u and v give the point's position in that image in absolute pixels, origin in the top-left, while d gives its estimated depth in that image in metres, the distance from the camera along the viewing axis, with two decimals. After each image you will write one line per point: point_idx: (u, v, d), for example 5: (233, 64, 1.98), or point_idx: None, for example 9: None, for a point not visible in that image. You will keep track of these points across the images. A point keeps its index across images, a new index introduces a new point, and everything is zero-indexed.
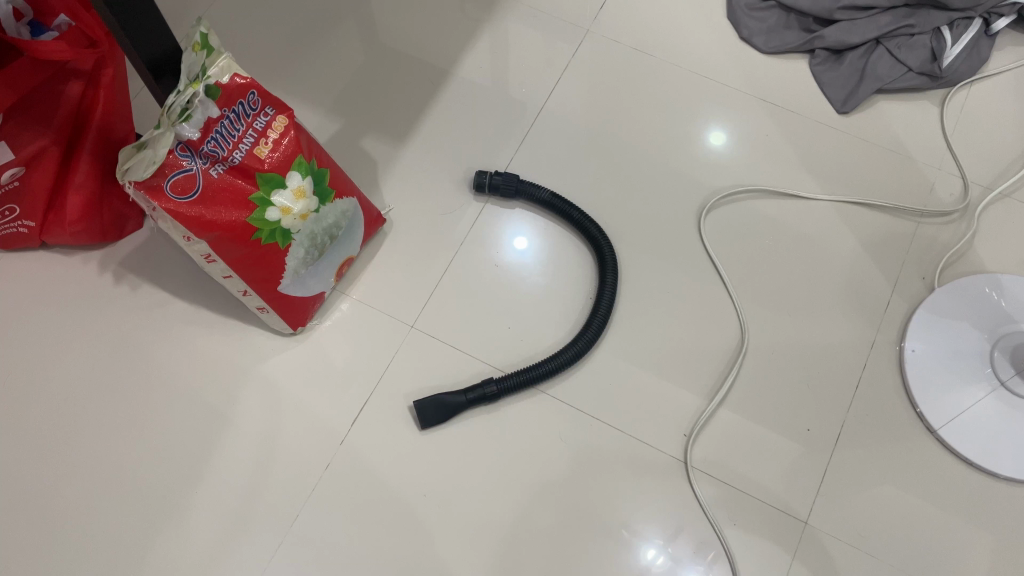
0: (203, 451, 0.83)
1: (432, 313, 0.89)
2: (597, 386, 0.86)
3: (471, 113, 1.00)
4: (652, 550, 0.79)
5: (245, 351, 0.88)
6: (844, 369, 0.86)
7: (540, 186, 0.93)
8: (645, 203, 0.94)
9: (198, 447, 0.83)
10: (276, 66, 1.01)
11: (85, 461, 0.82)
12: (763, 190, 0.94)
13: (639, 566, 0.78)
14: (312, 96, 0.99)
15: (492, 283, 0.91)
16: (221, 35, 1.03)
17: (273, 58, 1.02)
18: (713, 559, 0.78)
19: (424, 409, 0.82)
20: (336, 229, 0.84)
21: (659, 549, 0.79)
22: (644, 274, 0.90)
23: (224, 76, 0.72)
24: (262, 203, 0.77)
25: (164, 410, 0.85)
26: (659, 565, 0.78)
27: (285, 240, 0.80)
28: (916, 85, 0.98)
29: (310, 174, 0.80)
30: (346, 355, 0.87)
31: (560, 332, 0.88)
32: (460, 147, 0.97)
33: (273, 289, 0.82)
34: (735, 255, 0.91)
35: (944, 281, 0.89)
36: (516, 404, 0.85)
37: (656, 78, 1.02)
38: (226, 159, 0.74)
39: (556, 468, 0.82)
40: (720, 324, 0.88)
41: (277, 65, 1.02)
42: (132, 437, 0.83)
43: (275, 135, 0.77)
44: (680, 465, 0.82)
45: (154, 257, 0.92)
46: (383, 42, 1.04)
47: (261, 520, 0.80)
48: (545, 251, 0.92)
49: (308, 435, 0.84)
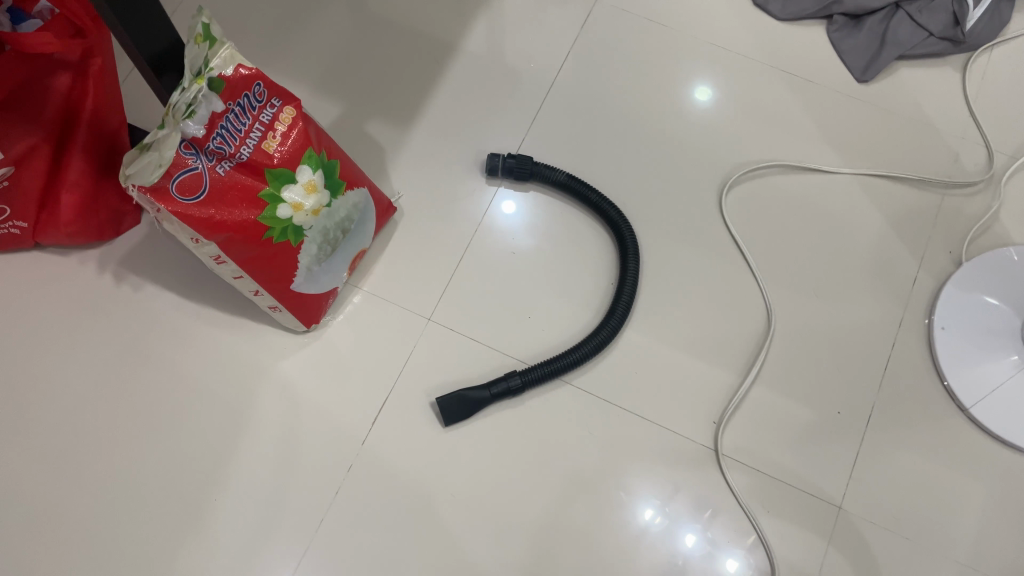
0: (219, 457, 0.80)
1: (449, 305, 0.86)
2: (623, 376, 0.83)
3: (479, 91, 0.95)
4: (650, 510, 0.79)
5: (257, 351, 0.84)
6: (873, 349, 0.85)
7: (554, 168, 0.89)
8: (663, 182, 0.91)
9: (214, 453, 0.80)
10: (271, 47, 0.97)
11: (96, 472, 0.79)
12: (784, 166, 0.91)
13: (638, 525, 0.78)
14: (311, 78, 0.95)
15: (509, 270, 0.88)
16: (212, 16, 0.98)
17: (267, 38, 0.97)
18: (710, 515, 0.78)
19: (447, 405, 0.80)
20: (348, 223, 0.80)
21: (656, 508, 0.79)
22: (666, 257, 0.88)
23: (228, 67, 0.68)
24: (272, 200, 0.73)
25: (175, 416, 0.81)
26: (657, 524, 0.78)
27: (297, 237, 0.76)
28: (937, 51, 0.95)
29: (320, 167, 0.76)
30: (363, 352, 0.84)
31: (583, 320, 0.85)
32: (469, 127, 0.93)
33: (286, 288, 0.78)
34: (757, 235, 0.89)
35: (971, 255, 0.87)
36: (540, 397, 0.83)
37: (670, 50, 0.98)
38: (233, 155, 0.70)
39: (585, 462, 0.80)
40: (744, 307, 0.86)
41: (273, 46, 0.97)
42: (144, 446, 0.80)
43: (283, 127, 0.73)
44: (711, 454, 0.81)
45: (155, 255, 0.88)
46: (383, 18, 0.99)
47: (283, 525, 0.78)
48: (563, 236, 0.89)
49: (327, 437, 0.81)
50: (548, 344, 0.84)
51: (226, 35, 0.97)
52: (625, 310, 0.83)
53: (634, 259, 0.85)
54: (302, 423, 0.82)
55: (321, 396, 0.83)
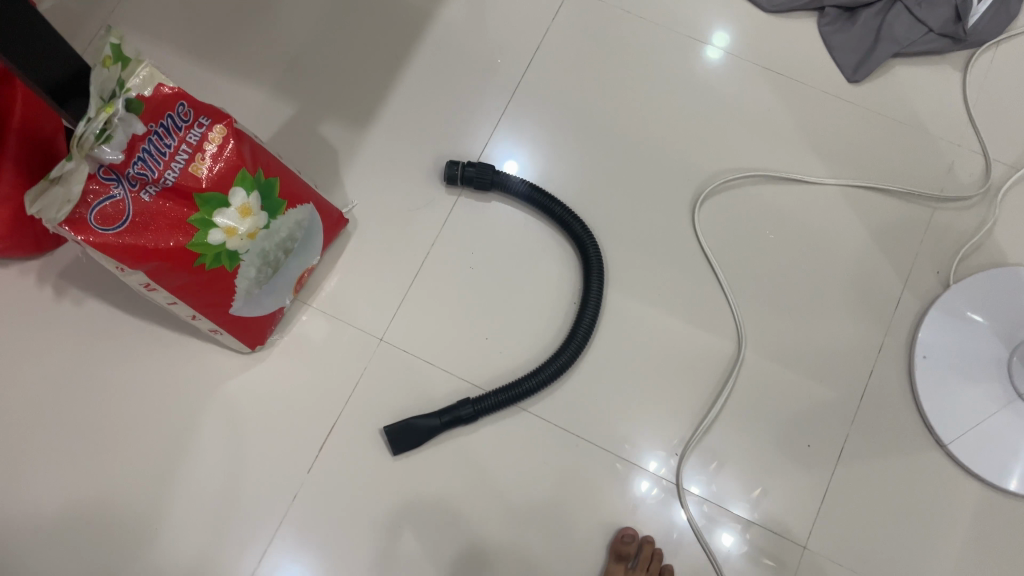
0: (159, 483, 0.77)
1: (401, 324, 0.82)
2: (583, 403, 0.79)
3: (442, 89, 0.89)
4: (646, 482, 0.77)
5: (202, 371, 0.81)
6: (848, 377, 0.80)
7: (517, 177, 0.84)
8: (634, 191, 0.85)
9: (153, 480, 0.77)
10: (221, 39, 0.91)
11: (32, 498, 0.76)
12: (763, 175, 0.85)
13: (635, 498, 0.76)
14: (263, 76, 0.89)
15: (467, 288, 0.83)
16: (160, 8, 0.92)
17: (217, 30, 0.91)
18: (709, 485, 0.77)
19: (395, 433, 0.76)
20: (290, 242, 0.76)
21: (652, 481, 0.77)
22: (634, 274, 0.83)
23: (147, 88, 0.63)
24: (203, 226, 0.68)
25: (114, 439, 0.79)
26: (654, 497, 0.76)
27: (232, 261, 0.72)
28: (936, 48, 0.88)
29: (256, 189, 0.71)
30: (310, 375, 0.81)
31: (543, 343, 0.81)
32: (430, 129, 0.88)
33: (224, 313, 0.75)
34: (731, 251, 0.83)
35: (960, 276, 0.82)
36: (494, 424, 0.79)
37: (648, 44, 0.91)
38: (158, 181, 0.65)
39: (539, 494, 0.76)
40: (715, 329, 0.81)
41: (222, 38, 0.91)
42: (83, 470, 0.77)
43: (213, 148, 0.68)
44: (672, 488, 0.76)
45: (96, 266, 0.84)
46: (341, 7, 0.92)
47: (223, 557, 0.75)
48: (525, 250, 0.84)
49: (270, 464, 0.78)
50: (505, 368, 0.80)
51: (174, 28, 0.91)
52: (587, 332, 0.79)
53: (598, 277, 0.80)
54: (245, 449, 0.78)
55: (265, 420, 0.79)
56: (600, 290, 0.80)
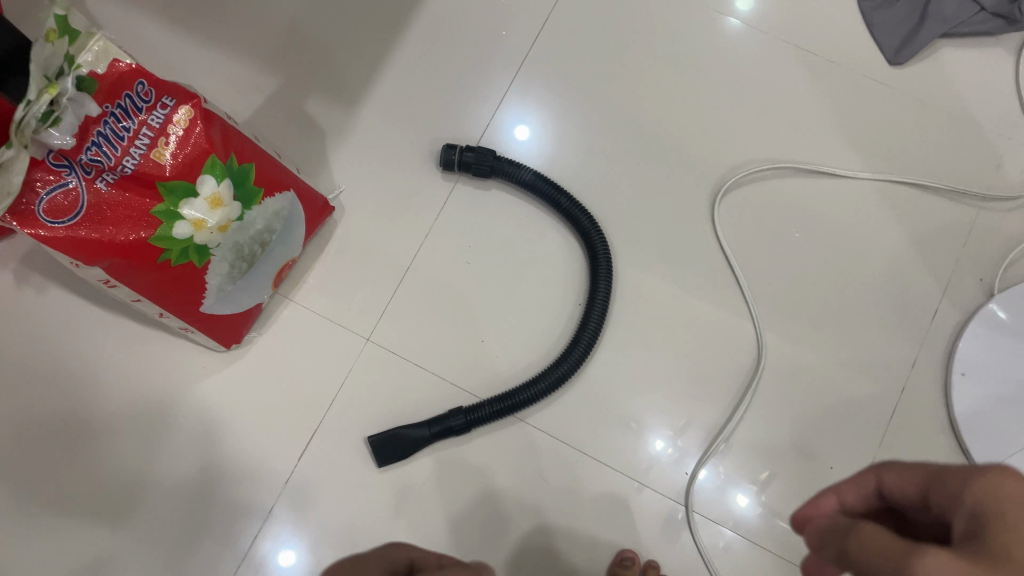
0: (121, 489, 0.71)
1: (390, 323, 0.75)
2: (586, 415, 0.72)
3: (441, 63, 0.82)
4: (660, 441, 0.72)
5: (173, 370, 0.75)
6: (879, 393, 0.73)
7: (520, 164, 0.76)
8: (647, 182, 0.78)
9: (115, 485, 0.71)
10: (200, 5, 0.83)
11: None
12: (791, 167, 0.78)
13: (648, 456, 0.71)
14: (245, 46, 0.81)
15: (463, 284, 0.76)
16: None
17: None
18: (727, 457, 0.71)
19: (381, 442, 0.70)
20: (267, 234, 0.69)
21: (667, 440, 0.72)
22: (645, 273, 0.76)
23: (100, 65, 0.56)
24: (167, 218, 0.61)
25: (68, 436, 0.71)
26: (668, 456, 0.71)
27: (202, 257, 0.65)
28: (988, 29, 0.80)
29: (227, 177, 0.64)
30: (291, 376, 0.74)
31: (545, 347, 0.74)
32: (425, 108, 0.80)
33: (194, 311, 0.68)
34: (754, 251, 0.76)
35: (1005, 286, 0.74)
36: (488, 436, 0.72)
37: (669, 18, 0.83)
38: (115, 168, 0.58)
39: (535, 512, 0.70)
40: (733, 336, 0.74)
41: (202, 3, 0.83)
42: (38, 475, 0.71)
43: (179, 131, 0.61)
44: (681, 511, 0.70)
45: None
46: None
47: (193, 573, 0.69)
48: (527, 244, 0.77)
49: (241, 473, 0.72)
50: (501, 373, 0.74)
51: None
52: (589, 341, 0.72)
53: (605, 277, 0.73)
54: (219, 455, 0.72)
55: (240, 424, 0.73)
56: (605, 292, 0.73)
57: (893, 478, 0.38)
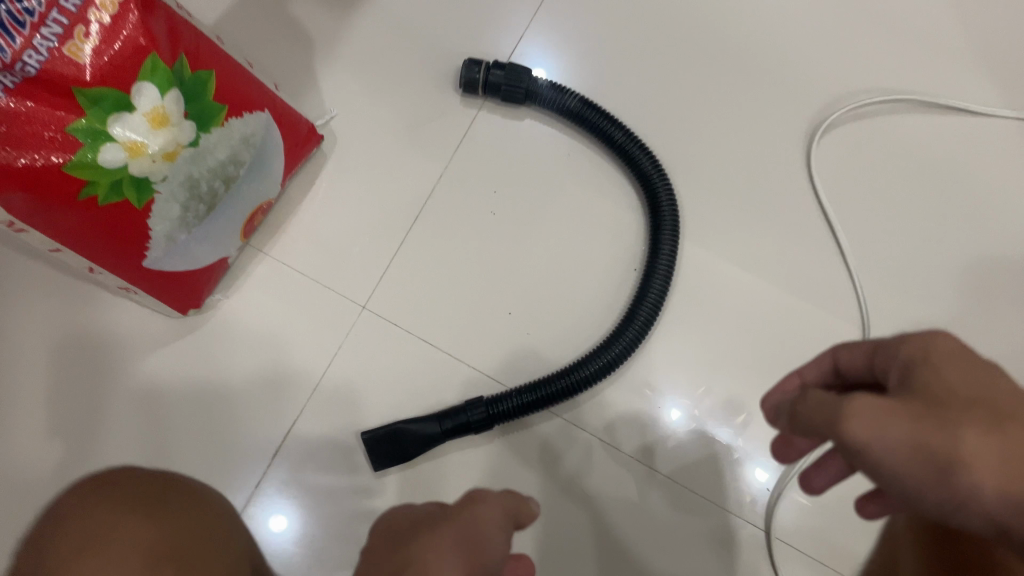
0: (31, 487, 0.53)
1: (393, 286, 0.59)
2: (640, 412, 0.57)
3: None
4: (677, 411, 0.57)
5: (111, 337, 0.58)
6: None
7: (563, 88, 0.60)
8: (724, 116, 0.62)
9: (24, 482, 0.54)
10: None
11: None
12: (908, 101, 0.62)
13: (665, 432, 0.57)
14: None
15: (485, 240, 0.60)
16: None
17: None
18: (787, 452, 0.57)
19: (377, 439, 0.54)
20: (233, 166, 0.53)
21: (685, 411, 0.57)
22: (719, 231, 0.60)
23: None
24: (91, 140, 0.44)
25: None
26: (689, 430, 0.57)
27: (141, 194, 0.48)
28: None
29: (176, 86, 0.47)
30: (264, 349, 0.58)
31: (588, 322, 0.58)
32: (441, 13, 0.64)
33: (135, 265, 0.52)
34: (861, 205, 0.60)
35: None
36: (518, 435, 0.56)
37: None
38: (11, 68, 0.40)
39: (576, 533, 0.55)
40: (833, 315, 0.58)
41: None
42: None
43: (106, 18, 0.43)
44: (761, 537, 0.55)
45: None
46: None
47: None
48: (569, 191, 0.61)
49: (199, 469, 0.55)
50: (534, 355, 0.58)
51: None
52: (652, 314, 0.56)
53: (670, 234, 0.57)
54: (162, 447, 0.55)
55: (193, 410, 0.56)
56: (671, 253, 0.57)
57: (844, 353, 0.37)
